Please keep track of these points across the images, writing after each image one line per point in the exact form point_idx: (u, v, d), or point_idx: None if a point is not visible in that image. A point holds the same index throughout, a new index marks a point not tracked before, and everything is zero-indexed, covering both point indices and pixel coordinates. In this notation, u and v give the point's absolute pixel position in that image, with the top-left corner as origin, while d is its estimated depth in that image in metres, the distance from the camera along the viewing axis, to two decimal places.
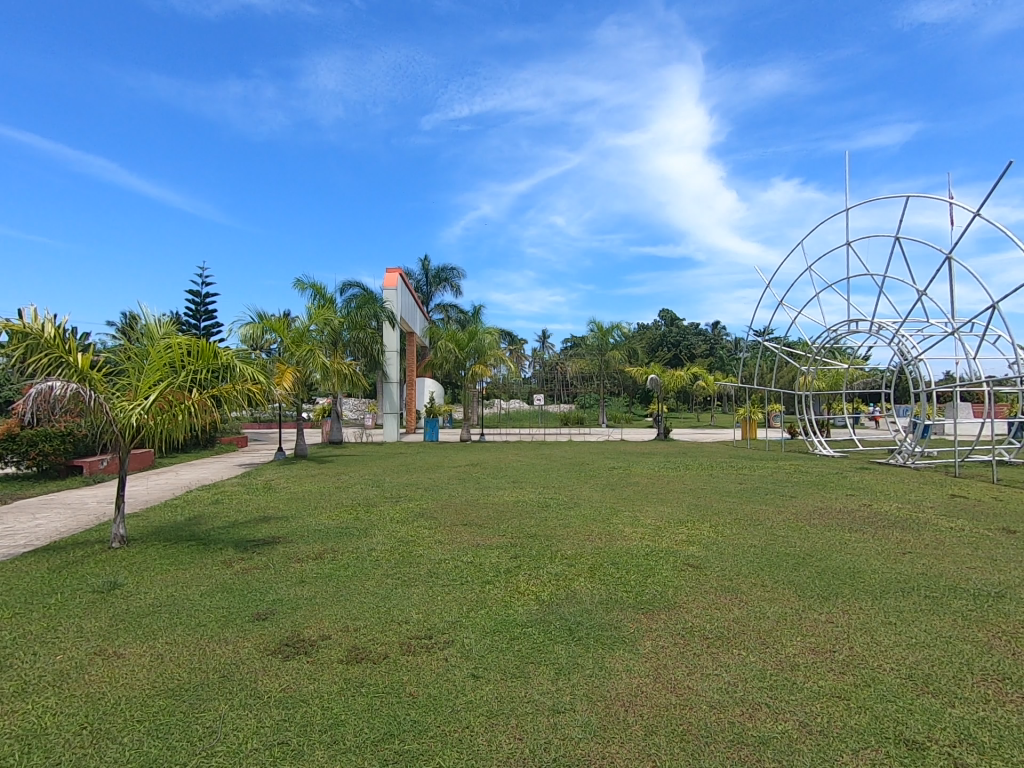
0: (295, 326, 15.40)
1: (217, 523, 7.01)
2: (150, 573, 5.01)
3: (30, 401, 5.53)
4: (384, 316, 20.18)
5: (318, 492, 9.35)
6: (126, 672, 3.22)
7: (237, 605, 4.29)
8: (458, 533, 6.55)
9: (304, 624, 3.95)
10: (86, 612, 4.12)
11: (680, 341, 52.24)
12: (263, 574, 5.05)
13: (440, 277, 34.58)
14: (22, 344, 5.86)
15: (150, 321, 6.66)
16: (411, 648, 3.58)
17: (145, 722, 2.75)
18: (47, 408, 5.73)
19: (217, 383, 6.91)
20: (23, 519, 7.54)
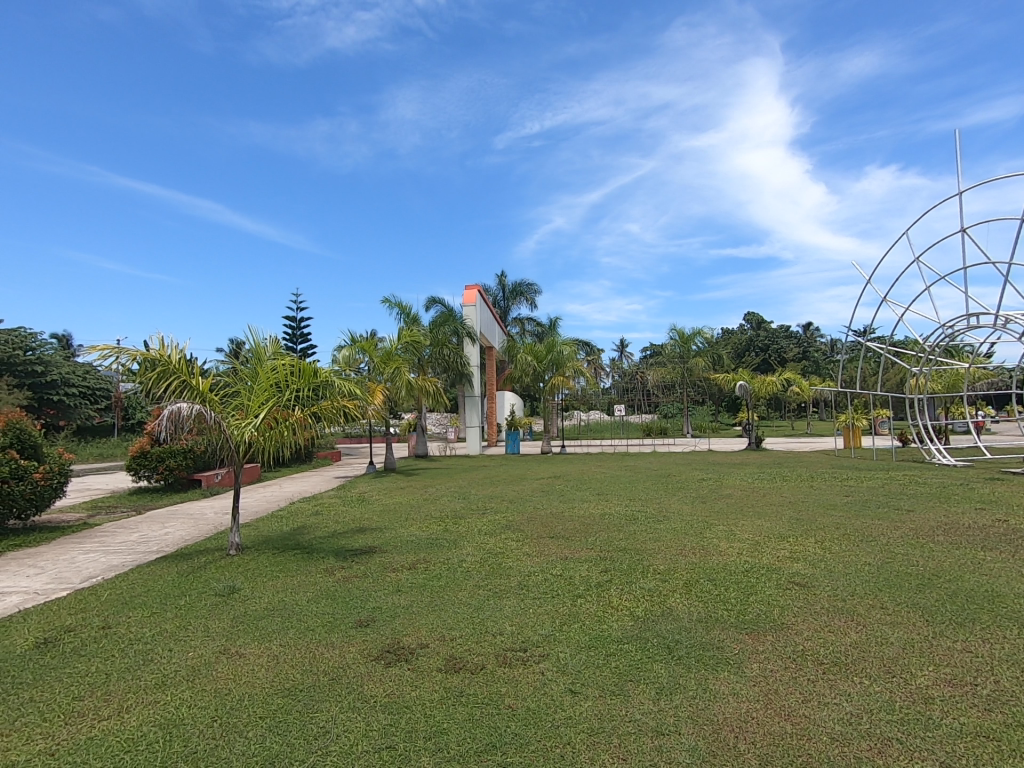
0: (383, 345, 16.18)
1: (319, 533, 7.44)
2: (263, 578, 5.42)
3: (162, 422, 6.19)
4: (464, 332, 20.71)
5: (408, 503, 9.67)
6: (247, 671, 3.48)
7: (341, 611, 4.52)
8: (546, 546, 6.52)
9: (403, 632, 4.08)
10: (210, 614, 4.50)
11: (769, 343, 49.32)
12: (362, 582, 5.29)
13: (516, 292, 35.05)
14: (153, 371, 6.57)
15: (258, 346, 7.24)
16: (507, 660, 3.59)
17: (267, 719, 2.94)
18: (176, 428, 6.39)
19: (317, 401, 7.36)
20: (155, 528, 8.38)
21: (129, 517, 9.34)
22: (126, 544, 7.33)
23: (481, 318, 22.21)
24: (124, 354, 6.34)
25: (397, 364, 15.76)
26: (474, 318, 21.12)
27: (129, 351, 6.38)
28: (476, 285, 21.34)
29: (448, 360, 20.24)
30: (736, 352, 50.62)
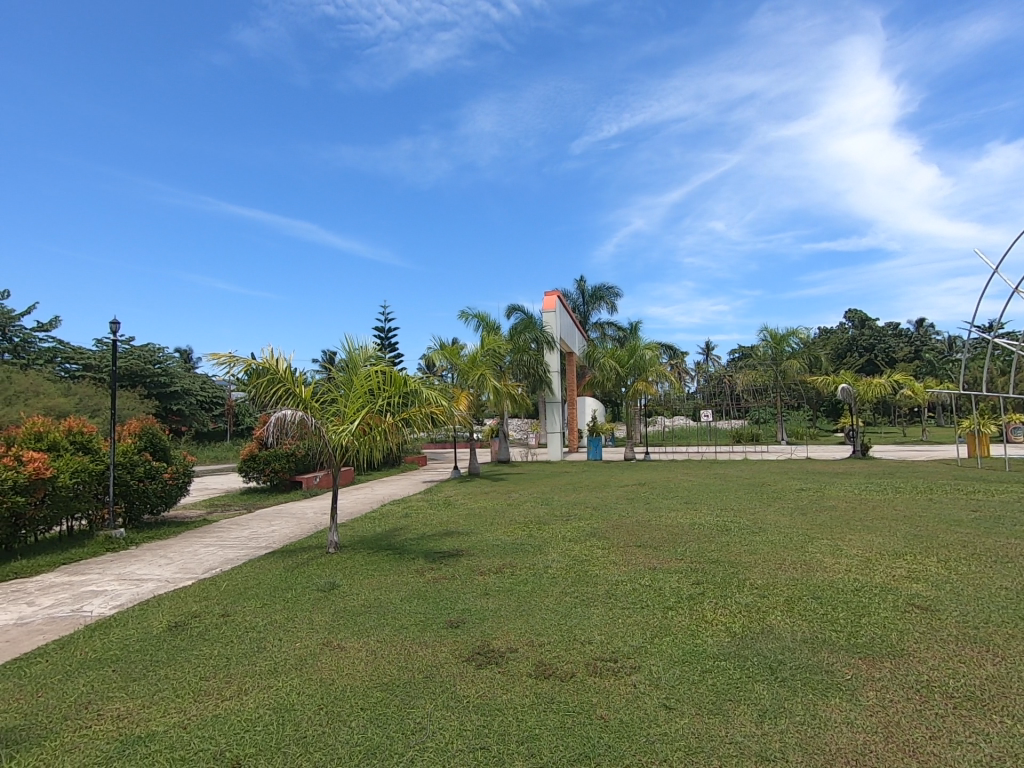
0: (467, 352, 16.58)
1: (409, 535, 7.74)
2: (360, 576, 5.71)
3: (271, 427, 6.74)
4: (545, 338, 20.76)
5: (492, 508, 9.83)
6: (349, 664, 3.68)
7: (432, 610, 4.67)
8: (633, 555, 6.36)
9: (493, 635, 4.14)
10: (314, 608, 4.80)
11: (875, 342, 45.42)
12: (451, 584, 5.44)
13: (596, 296, 34.70)
14: (262, 380, 7.14)
15: (353, 355, 7.65)
16: (598, 670, 3.54)
17: (368, 710, 3.09)
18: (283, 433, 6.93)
19: (406, 407, 7.65)
20: (263, 526, 9.09)
21: (241, 515, 10.19)
22: (240, 540, 8.00)
23: (561, 324, 22.21)
24: (238, 364, 6.97)
25: (480, 371, 16.11)
26: (553, 324, 21.15)
27: (242, 362, 7.00)
28: (556, 290, 21.38)
29: (529, 366, 20.38)
30: (836, 353, 47.05)
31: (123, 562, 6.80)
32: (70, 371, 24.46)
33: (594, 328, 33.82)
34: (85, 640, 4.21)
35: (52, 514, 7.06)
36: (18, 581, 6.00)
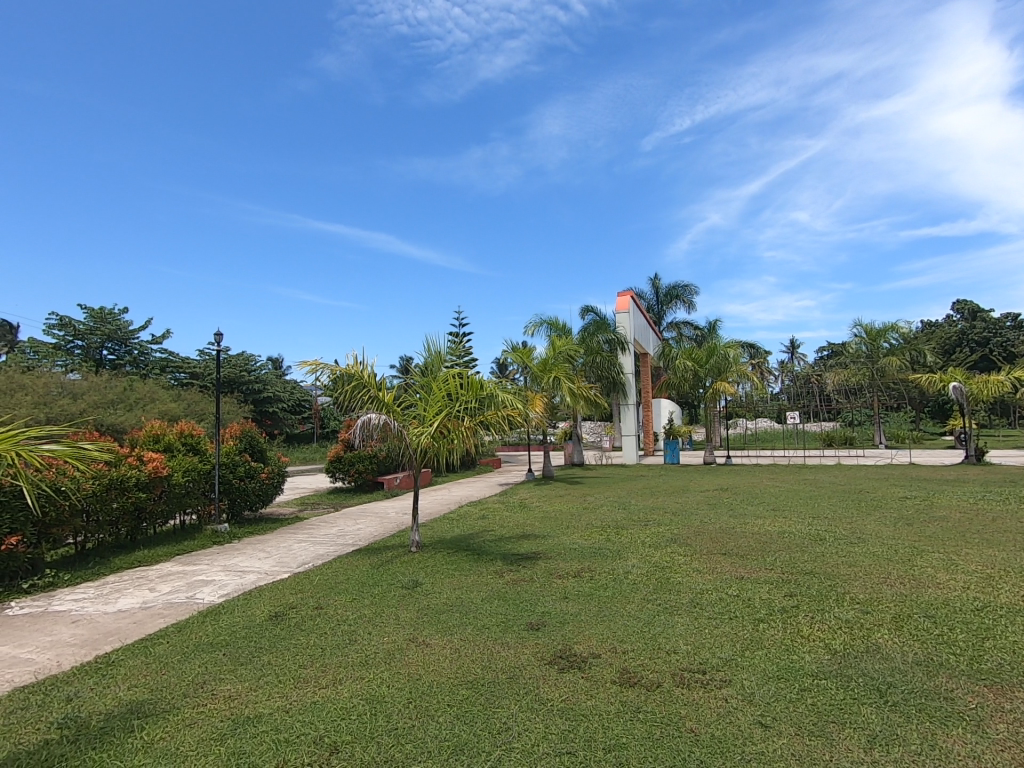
0: (540, 355, 16.63)
1: (487, 537, 7.83)
2: (442, 576, 5.85)
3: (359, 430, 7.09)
4: (618, 338, 20.42)
5: (569, 511, 9.76)
6: (434, 660, 3.77)
7: (513, 612, 4.70)
8: (718, 563, 6.08)
9: (574, 639, 4.10)
10: (399, 604, 4.97)
11: (990, 335, 40.98)
12: (530, 586, 5.44)
13: (671, 295, 33.74)
14: (349, 384, 7.53)
15: (431, 360, 7.90)
16: (685, 681, 3.41)
17: (455, 707, 3.15)
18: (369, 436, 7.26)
19: (482, 411, 7.77)
20: (349, 524, 9.54)
21: (329, 513, 10.75)
22: (329, 537, 8.44)
23: (635, 324, 21.78)
24: (327, 368, 7.39)
25: (553, 373, 16.10)
26: (627, 325, 20.78)
27: (331, 366, 7.42)
28: (629, 290, 21.01)
29: (603, 369, 20.12)
30: (942, 349, 42.91)
31: (228, 555, 7.37)
32: (180, 379, 26.95)
33: (668, 328, 32.88)
34: (198, 625, 4.59)
35: (168, 508, 7.78)
36: (142, 569, 6.66)
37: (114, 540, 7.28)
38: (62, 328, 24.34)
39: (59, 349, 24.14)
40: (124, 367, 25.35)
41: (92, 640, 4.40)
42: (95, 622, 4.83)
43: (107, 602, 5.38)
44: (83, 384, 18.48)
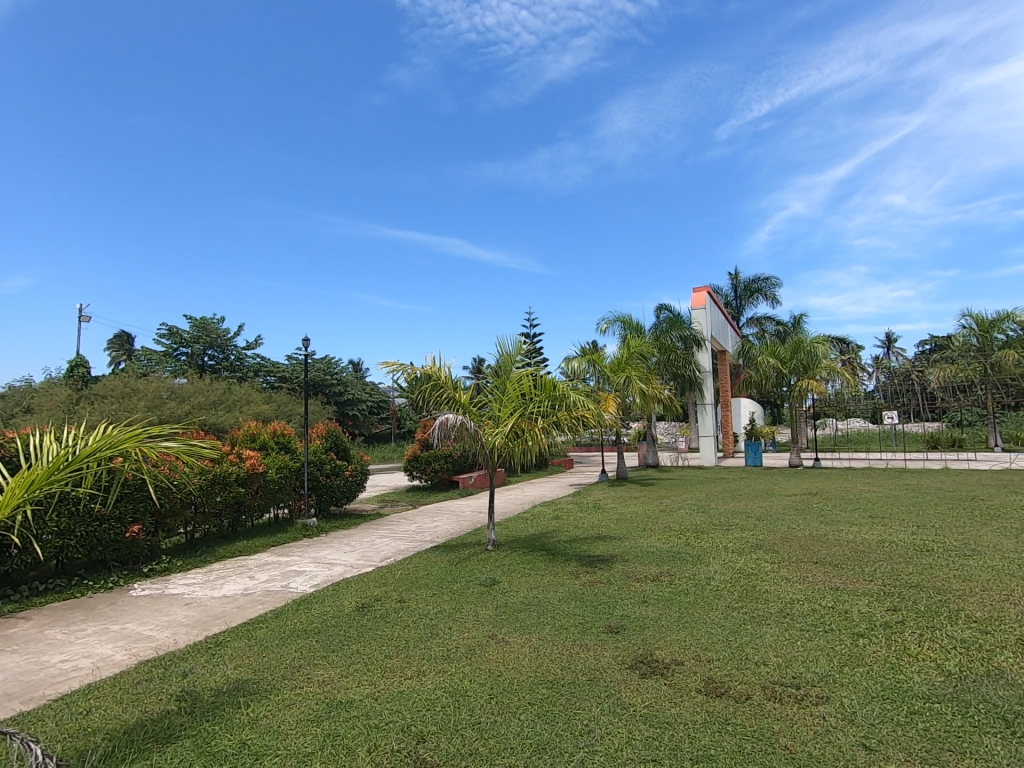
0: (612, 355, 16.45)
1: (562, 538, 7.81)
2: (518, 574, 5.90)
3: (436, 430, 7.30)
4: (692, 336, 19.72)
5: (644, 513, 9.53)
6: (514, 658, 3.81)
7: (591, 614, 4.66)
8: (809, 572, 5.72)
9: (656, 645, 4.00)
10: (478, 601, 5.06)
11: None
12: (607, 588, 5.37)
13: (751, 289, 32.16)
14: (426, 385, 7.76)
15: (505, 360, 7.97)
16: (778, 695, 3.24)
17: (536, 706, 3.16)
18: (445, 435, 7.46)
19: (556, 411, 7.74)
20: (427, 521, 9.83)
21: (408, 510, 11.12)
22: (408, 534, 8.74)
23: (712, 320, 20.95)
24: (406, 368, 7.65)
25: (626, 373, 15.81)
26: (703, 322, 20.10)
27: (409, 366, 7.67)
28: (706, 286, 20.28)
29: (677, 367, 19.48)
30: None
31: (318, 547, 7.82)
32: (271, 382, 28.91)
33: (748, 324, 31.36)
34: (293, 612, 4.90)
35: (264, 502, 8.37)
36: (242, 558, 7.20)
37: (218, 530, 7.92)
38: (170, 336, 26.79)
39: (168, 356, 26.59)
40: (223, 372, 27.52)
41: (201, 622, 4.81)
42: (204, 606, 5.27)
43: (214, 587, 5.87)
44: (189, 387, 20.25)
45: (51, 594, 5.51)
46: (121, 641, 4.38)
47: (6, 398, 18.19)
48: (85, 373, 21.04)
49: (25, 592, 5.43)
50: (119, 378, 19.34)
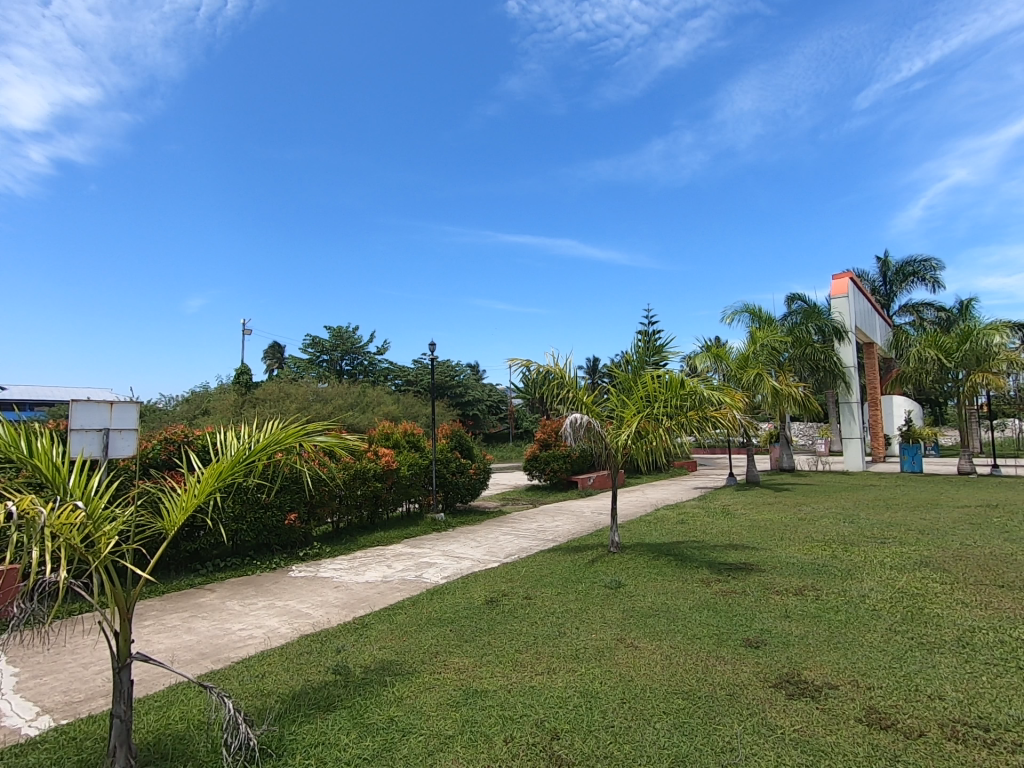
0: (738, 351, 15.41)
1: (689, 544, 7.46)
2: (645, 579, 5.74)
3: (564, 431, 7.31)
4: (832, 327, 17.88)
5: (781, 521, 8.82)
6: (645, 664, 3.70)
7: (726, 625, 4.40)
8: (993, 597, 4.91)
9: (803, 664, 3.66)
10: (604, 603, 5.00)
11: None
12: (743, 599, 5.04)
13: (905, 272, 28.44)
14: (549, 384, 7.88)
15: (629, 359, 7.80)
16: (962, 736, 2.81)
17: (672, 716, 3.05)
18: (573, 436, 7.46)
19: (683, 411, 7.39)
20: (548, 521, 9.91)
21: (529, 509, 11.30)
22: (531, 532, 8.88)
23: (856, 309, 18.80)
24: (530, 366, 7.84)
25: (755, 370, 14.73)
26: (845, 310, 18.09)
27: (532, 364, 7.86)
28: (849, 271, 18.17)
29: (814, 361, 17.69)
30: None
31: (446, 541, 8.22)
32: (399, 385, 30.96)
33: (902, 312, 27.76)
34: (428, 601, 5.20)
35: (398, 496, 8.98)
36: (380, 548, 7.79)
37: (359, 521, 8.63)
38: (314, 345, 29.77)
39: (313, 363, 29.58)
40: (358, 376, 30.05)
41: (349, 604, 5.28)
42: (350, 589, 5.77)
43: (358, 573, 6.41)
44: (330, 390, 22.37)
45: (228, 571, 6.35)
46: (285, 616, 4.94)
47: (190, 401, 21.40)
48: (248, 379, 24.07)
49: (209, 567, 6.32)
50: (275, 383, 21.88)
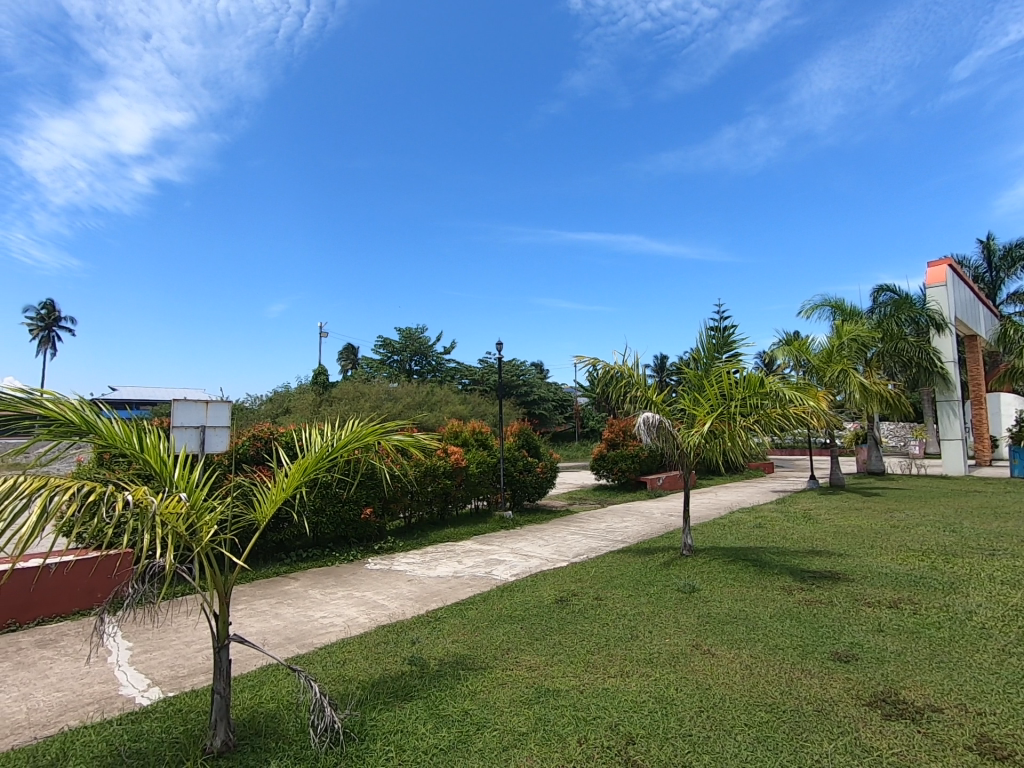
0: (821, 345, 14.47)
1: (768, 549, 7.10)
2: (720, 584, 5.53)
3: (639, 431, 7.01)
4: (928, 318, 16.43)
5: (871, 528, 8.22)
6: (724, 672, 3.56)
7: (812, 636, 4.15)
8: None
9: (901, 683, 3.39)
10: (678, 607, 4.86)
11: None
12: (830, 610, 4.74)
13: (1014, 256, 25.73)
14: (618, 384, 7.75)
15: (700, 355, 7.54)
16: None
17: (753, 728, 2.91)
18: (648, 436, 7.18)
19: (761, 409, 7.02)
20: (617, 521, 9.75)
21: (597, 510, 11.17)
22: (599, 532, 8.78)
23: (957, 297, 17.18)
24: (596, 364, 7.72)
25: (840, 365, 13.78)
26: (943, 299, 16.53)
27: (599, 363, 7.75)
28: (946, 258, 16.66)
29: (904, 356, 16.44)
30: None
31: (514, 539, 8.28)
32: (466, 384, 31.49)
33: (1010, 301, 25.14)
34: (499, 598, 5.26)
35: (467, 493, 9.15)
36: (450, 543, 7.96)
37: (430, 517, 8.86)
38: (385, 346, 30.85)
39: (384, 364, 30.67)
40: (426, 376, 30.86)
41: (422, 597, 5.42)
42: (423, 583, 5.93)
43: (430, 568, 6.57)
44: (401, 390, 23.11)
45: (310, 561, 6.71)
46: (363, 606, 5.15)
47: (273, 400, 22.79)
48: (325, 379, 25.30)
49: (292, 557, 6.70)
50: (349, 384, 22.84)
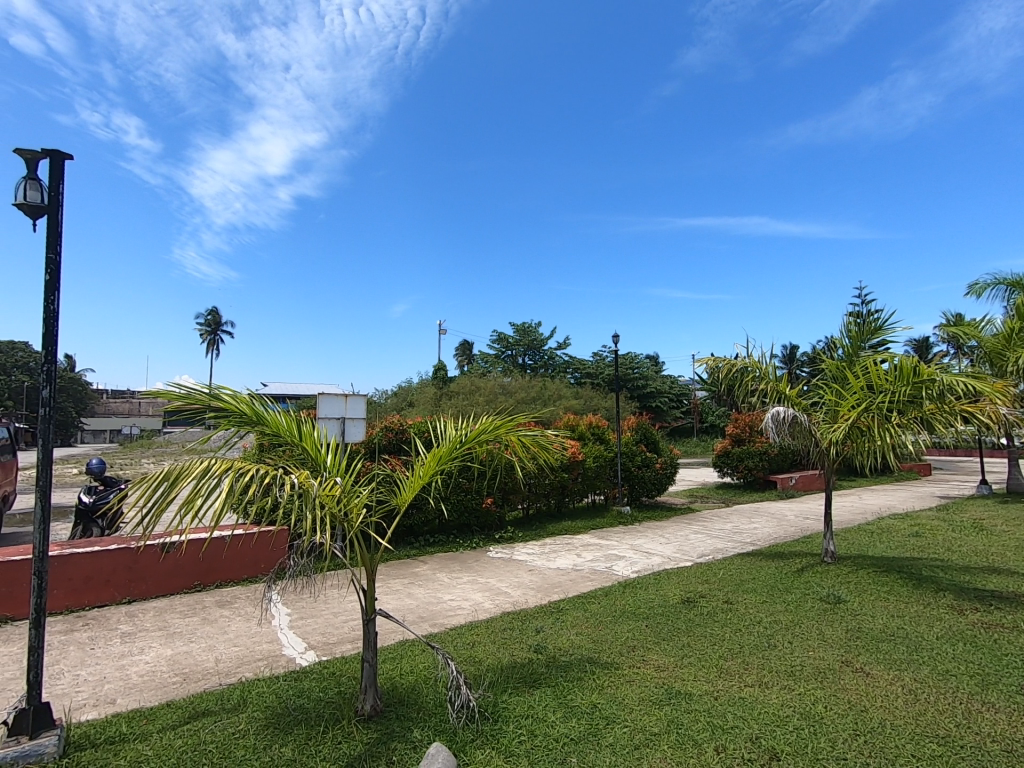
0: (998, 328, 12.39)
1: (930, 562, 6.26)
2: (872, 597, 4.97)
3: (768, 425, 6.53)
4: None
5: None
6: (882, 694, 3.20)
7: (993, 664, 3.59)
8: None
9: None
10: (822, 619, 4.44)
11: None
12: (1015, 636, 4.06)
13: None
14: (745, 377, 7.28)
15: (843, 344, 6.80)
16: None
17: (924, 761, 2.59)
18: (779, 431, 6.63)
19: (919, 405, 6.14)
20: (744, 522, 9.18)
21: (720, 509, 10.59)
22: (725, 532, 8.32)
23: None
24: (719, 359, 7.36)
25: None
26: None
27: (720, 360, 7.40)
28: None
29: None
30: None
31: (634, 535, 8.11)
32: (579, 378, 31.38)
33: None
34: (621, 594, 5.17)
35: (584, 487, 9.13)
36: (568, 536, 7.99)
37: (547, 508, 8.96)
38: (499, 341, 31.64)
39: (498, 358, 31.49)
40: (539, 371, 31.21)
41: (544, 588, 5.50)
42: (544, 574, 6.02)
43: (550, 559, 6.65)
44: (515, 384, 23.60)
45: (437, 545, 7.09)
46: (487, 592, 5.34)
47: (398, 395, 24.39)
48: (444, 374, 26.58)
49: (421, 541, 7.11)
50: (466, 377, 23.79)
